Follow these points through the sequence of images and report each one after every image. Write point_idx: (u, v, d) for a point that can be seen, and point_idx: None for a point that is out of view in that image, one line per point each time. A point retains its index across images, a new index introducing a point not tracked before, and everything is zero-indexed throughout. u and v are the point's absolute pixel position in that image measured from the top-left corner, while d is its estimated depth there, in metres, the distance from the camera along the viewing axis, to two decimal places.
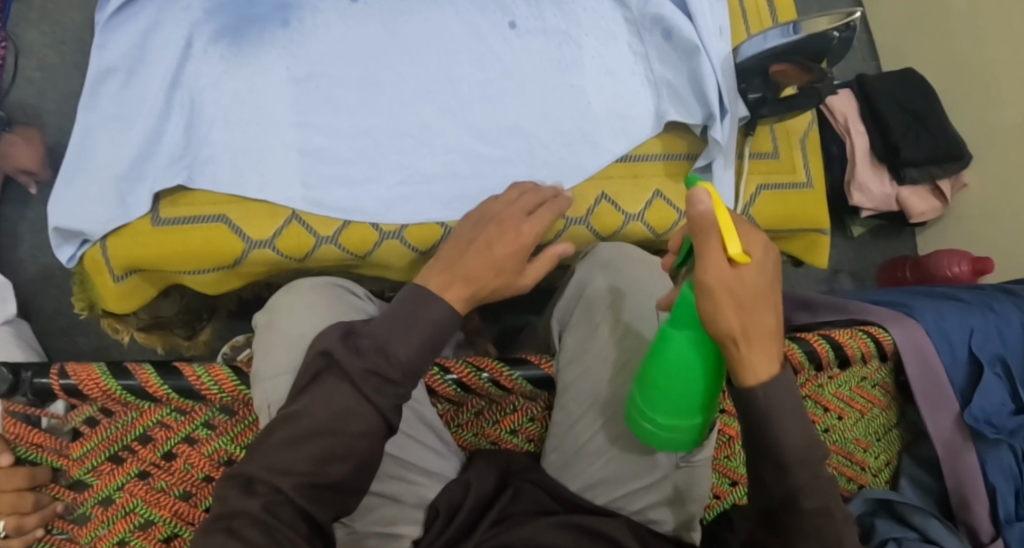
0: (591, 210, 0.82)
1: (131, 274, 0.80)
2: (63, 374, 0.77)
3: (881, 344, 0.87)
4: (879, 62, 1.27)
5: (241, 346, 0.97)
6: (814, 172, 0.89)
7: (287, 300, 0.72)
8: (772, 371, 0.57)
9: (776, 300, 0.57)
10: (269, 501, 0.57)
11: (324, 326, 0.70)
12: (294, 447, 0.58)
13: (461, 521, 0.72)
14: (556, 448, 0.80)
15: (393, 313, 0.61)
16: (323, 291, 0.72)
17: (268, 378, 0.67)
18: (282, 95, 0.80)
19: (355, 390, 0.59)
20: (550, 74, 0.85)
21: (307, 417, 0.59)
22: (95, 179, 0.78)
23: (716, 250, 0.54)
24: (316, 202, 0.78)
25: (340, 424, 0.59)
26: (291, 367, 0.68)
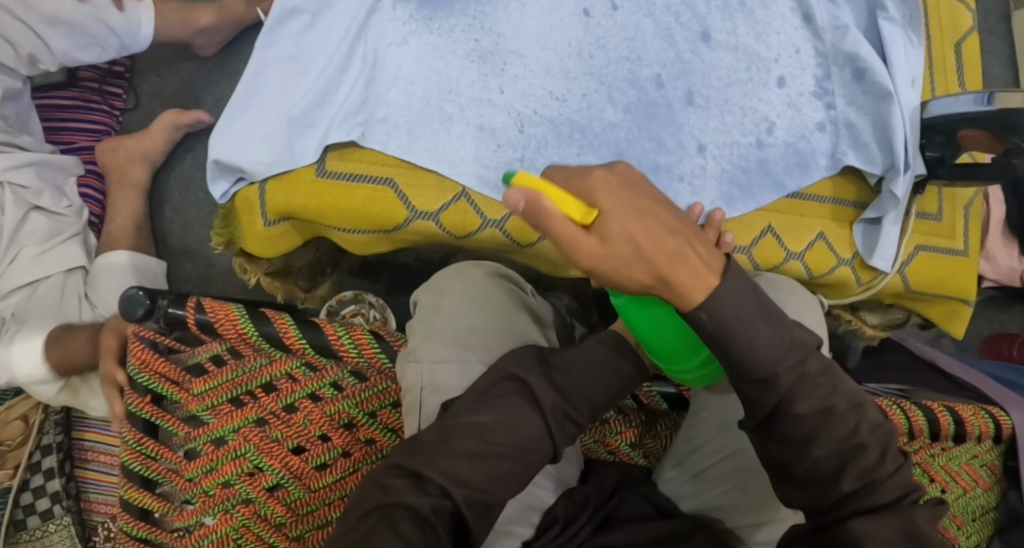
0: (756, 240, 0.80)
1: (282, 220, 0.78)
2: (200, 309, 0.76)
3: (999, 427, 0.88)
4: None
5: (347, 302, 0.94)
6: (972, 238, 0.88)
7: (454, 284, 0.74)
8: (711, 280, 0.56)
9: (658, 219, 0.57)
10: (437, 505, 0.62)
11: (490, 317, 0.72)
12: (471, 462, 0.63)
13: (578, 530, 0.72)
14: (675, 466, 0.80)
15: (588, 355, 0.70)
16: (495, 283, 0.74)
17: (429, 362, 0.69)
18: (469, 71, 0.78)
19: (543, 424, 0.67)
20: (735, 94, 0.82)
21: (486, 433, 0.65)
22: (265, 119, 0.77)
23: (567, 223, 0.56)
24: (486, 181, 0.75)
25: (522, 449, 0.65)
26: (455, 357, 0.70)
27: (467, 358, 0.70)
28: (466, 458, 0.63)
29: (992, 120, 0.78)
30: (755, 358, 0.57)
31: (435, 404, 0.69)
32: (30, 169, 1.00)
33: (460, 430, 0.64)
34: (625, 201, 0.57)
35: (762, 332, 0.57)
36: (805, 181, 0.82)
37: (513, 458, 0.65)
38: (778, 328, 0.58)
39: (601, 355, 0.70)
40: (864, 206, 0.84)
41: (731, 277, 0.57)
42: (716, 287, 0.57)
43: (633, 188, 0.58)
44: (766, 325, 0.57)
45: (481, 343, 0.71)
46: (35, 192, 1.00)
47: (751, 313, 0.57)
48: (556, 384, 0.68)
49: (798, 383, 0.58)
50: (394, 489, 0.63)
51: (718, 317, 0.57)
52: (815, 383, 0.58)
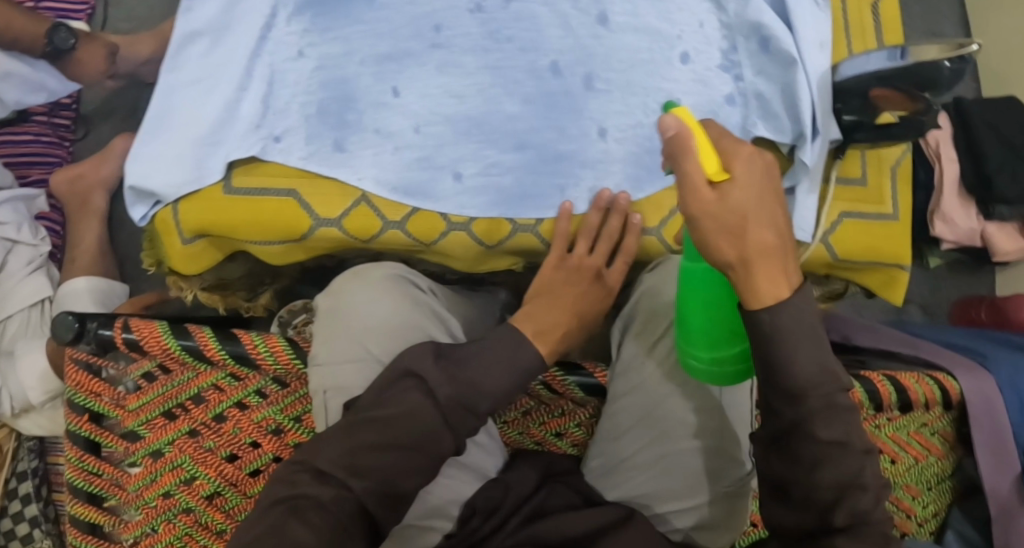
0: (665, 219, 0.80)
1: (198, 238, 0.81)
2: (126, 328, 0.80)
3: (947, 393, 0.85)
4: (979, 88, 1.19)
5: (297, 312, 0.95)
6: (903, 203, 0.85)
7: (347, 285, 0.75)
8: (783, 292, 0.55)
9: (776, 212, 0.55)
10: (338, 495, 0.63)
11: (381, 314, 0.73)
12: (372, 454, 0.64)
13: (495, 520, 0.73)
14: (600, 456, 0.78)
15: (488, 347, 0.69)
16: (387, 281, 0.75)
17: (329, 365, 0.71)
18: (364, 76, 0.79)
19: (442, 416, 0.66)
20: (638, 74, 0.81)
21: (387, 426, 0.64)
22: (173, 142, 0.79)
23: (697, 170, 0.54)
24: (385, 184, 0.77)
25: (422, 442, 0.65)
26: (353, 356, 0.71)
27: (363, 356, 0.71)
28: (366, 451, 0.64)
29: (902, 77, 0.76)
30: (793, 374, 0.56)
31: (336, 404, 0.70)
32: (7, 206, 1.03)
33: (358, 424, 0.65)
34: (760, 180, 0.55)
35: (807, 351, 0.56)
36: None
37: (413, 451, 0.65)
38: (824, 355, 0.57)
39: (500, 346, 0.69)
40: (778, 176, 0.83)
41: (805, 296, 0.56)
42: (784, 299, 0.55)
43: (772, 177, 0.56)
44: (813, 345, 0.56)
45: (376, 341, 0.72)
46: (14, 227, 1.03)
47: (803, 333, 0.56)
48: (453, 375, 0.66)
49: (826, 409, 0.57)
50: (296, 483, 0.64)
51: (778, 322, 0.55)
52: (843, 415, 0.57)
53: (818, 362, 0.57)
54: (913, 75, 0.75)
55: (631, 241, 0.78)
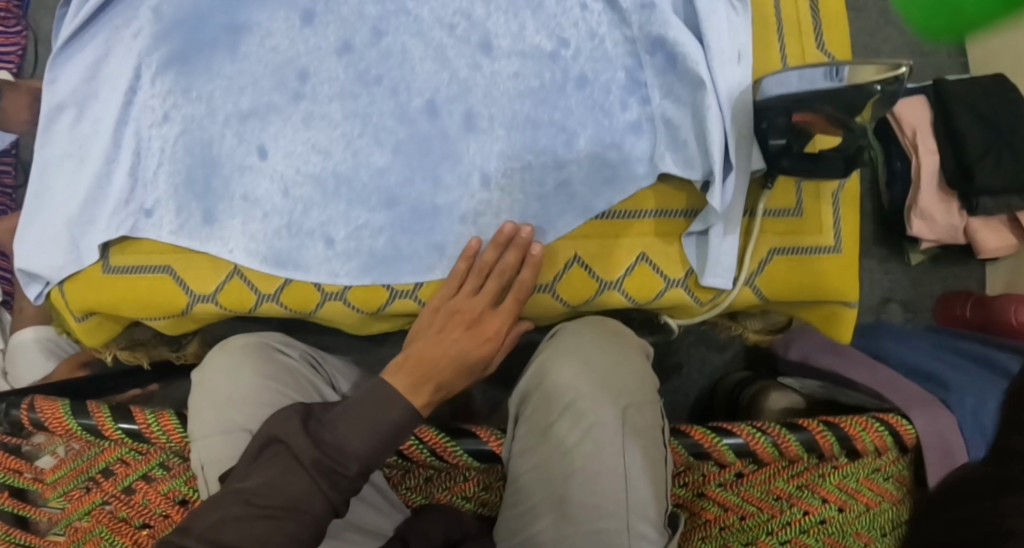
0: (560, 274, 0.72)
1: (90, 315, 0.80)
2: (31, 409, 0.79)
3: (900, 437, 0.75)
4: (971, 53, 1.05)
5: None
6: (846, 231, 0.73)
7: (216, 358, 0.74)
8: None
9: None
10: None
11: (250, 388, 0.71)
12: (242, 526, 0.60)
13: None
14: (509, 512, 0.72)
15: (358, 403, 0.63)
16: (254, 349, 0.74)
17: (198, 440, 0.68)
18: (228, 137, 0.75)
19: (312, 481, 0.61)
20: (526, 107, 0.73)
21: (253, 496, 0.60)
22: (51, 223, 0.78)
23: None
24: (255, 254, 0.73)
25: (293, 508, 0.60)
26: (220, 430, 0.69)
27: (229, 428, 0.70)
28: (233, 524, 0.59)
29: (828, 101, 0.63)
30: None
31: (214, 479, 0.69)
32: None
33: (228, 494, 0.61)
34: None
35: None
36: (615, 197, 0.71)
37: (283, 518, 0.60)
38: None
39: (372, 397, 0.63)
40: (694, 213, 0.73)
41: None
42: None
43: None
44: None
45: (242, 413, 0.70)
46: None
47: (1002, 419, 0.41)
48: (319, 439, 0.61)
49: None
50: None
51: None
52: None
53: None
54: (842, 98, 0.62)
55: (528, 277, 0.70)
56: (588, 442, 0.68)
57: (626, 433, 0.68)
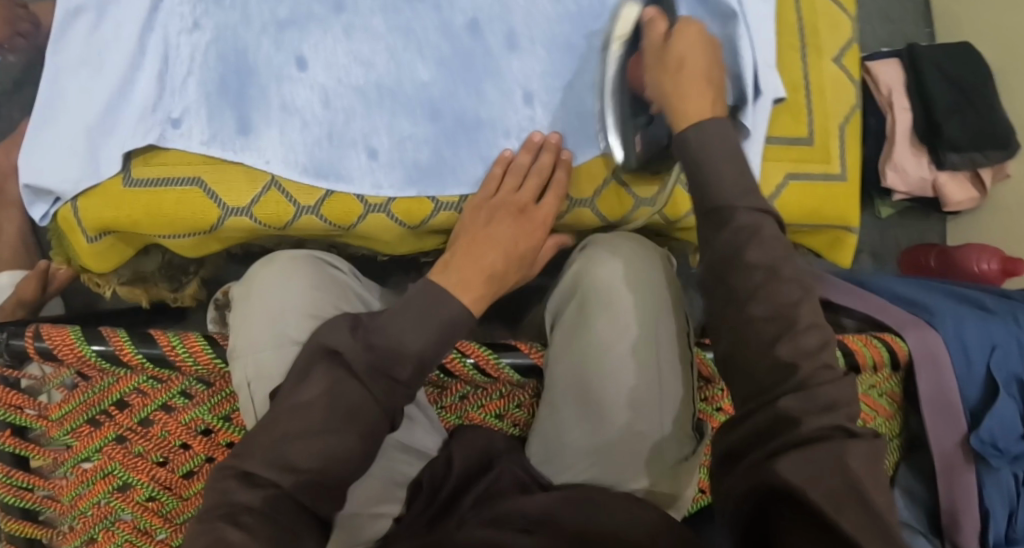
0: (598, 190, 0.77)
1: (104, 235, 0.76)
2: (38, 337, 0.75)
3: (895, 354, 0.79)
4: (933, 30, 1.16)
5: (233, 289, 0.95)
6: (850, 161, 0.79)
7: (261, 271, 0.73)
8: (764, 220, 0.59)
9: None
10: (269, 496, 0.56)
11: (293, 300, 0.70)
12: (301, 440, 0.58)
13: (441, 498, 0.69)
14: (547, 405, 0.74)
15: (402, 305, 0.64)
16: (300, 262, 0.73)
17: (245, 354, 0.68)
18: (264, 43, 0.73)
19: (364, 387, 0.60)
20: (565, 29, 0.76)
21: (304, 404, 0.59)
22: (64, 133, 0.74)
23: None
24: (294, 164, 0.73)
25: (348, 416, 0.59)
26: (269, 344, 0.68)
27: (279, 339, 0.68)
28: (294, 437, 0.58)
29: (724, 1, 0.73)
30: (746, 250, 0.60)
31: (260, 394, 0.67)
32: None
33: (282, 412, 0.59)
34: None
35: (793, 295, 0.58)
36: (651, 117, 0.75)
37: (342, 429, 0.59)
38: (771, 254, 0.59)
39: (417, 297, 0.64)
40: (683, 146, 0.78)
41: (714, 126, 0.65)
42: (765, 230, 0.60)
43: None
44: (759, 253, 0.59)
45: (294, 323, 0.69)
46: None
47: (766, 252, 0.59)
48: (369, 342, 0.61)
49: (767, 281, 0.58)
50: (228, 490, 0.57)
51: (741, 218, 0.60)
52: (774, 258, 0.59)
53: (842, 477, 0.52)
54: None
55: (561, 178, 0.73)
56: (627, 342, 0.72)
57: (661, 337, 0.73)
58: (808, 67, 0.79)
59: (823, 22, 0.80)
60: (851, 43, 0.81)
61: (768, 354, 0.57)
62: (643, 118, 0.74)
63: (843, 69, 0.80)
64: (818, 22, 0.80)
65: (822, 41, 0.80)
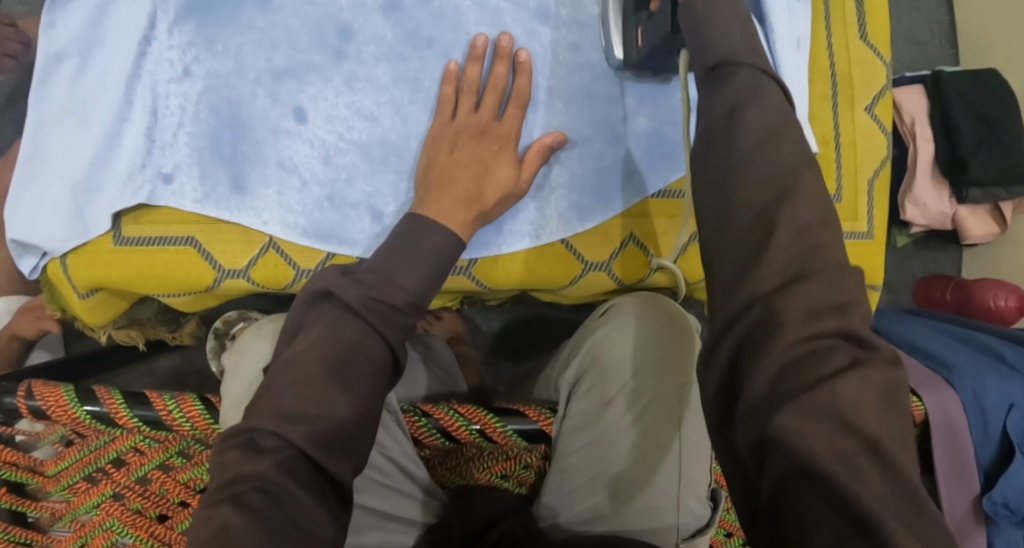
0: (615, 253, 0.72)
1: (96, 291, 0.73)
2: (30, 396, 0.72)
3: (911, 415, 0.76)
4: (958, 51, 1.12)
5: (232, 321, 0.95)
6: (878, 218, 0.75)
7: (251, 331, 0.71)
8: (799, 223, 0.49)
9: None
10: (280, 460, 0.55)
11: None
12: (291, 390, 0.57)
13: None
14: (557, 476, 0.70)
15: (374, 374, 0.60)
16: None
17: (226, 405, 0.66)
18: (263, 95, 0.69)
19: (365, 323, 0.60)
20: (582, 81, 0.71)
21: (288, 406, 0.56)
22: (51, 187, 0.69)
23: None
24: (293, 226, 0.69)
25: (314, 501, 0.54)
26: None
27: None
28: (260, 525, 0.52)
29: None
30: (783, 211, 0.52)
31: None
32: None
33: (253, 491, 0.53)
34: None
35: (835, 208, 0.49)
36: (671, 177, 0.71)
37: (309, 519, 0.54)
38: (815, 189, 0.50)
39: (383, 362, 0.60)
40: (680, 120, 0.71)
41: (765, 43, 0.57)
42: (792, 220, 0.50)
43: None
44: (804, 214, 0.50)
45: None
46: None
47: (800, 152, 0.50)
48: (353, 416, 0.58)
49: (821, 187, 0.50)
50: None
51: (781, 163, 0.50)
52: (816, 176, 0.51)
53: None
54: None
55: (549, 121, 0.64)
56: (644, 417, 0.69)
57: (686, 406, 0.69)
58: (839, 118, 0.75)
59: (859, 70, 0.76)
60: (885, 92, 0.76)
61: (759, 222, 0.49)
62: (645, 15, 0.68)
63: (874, 118, 0.76)
64: (851, 71, 0.76)
65: (856, 91, 0.76)
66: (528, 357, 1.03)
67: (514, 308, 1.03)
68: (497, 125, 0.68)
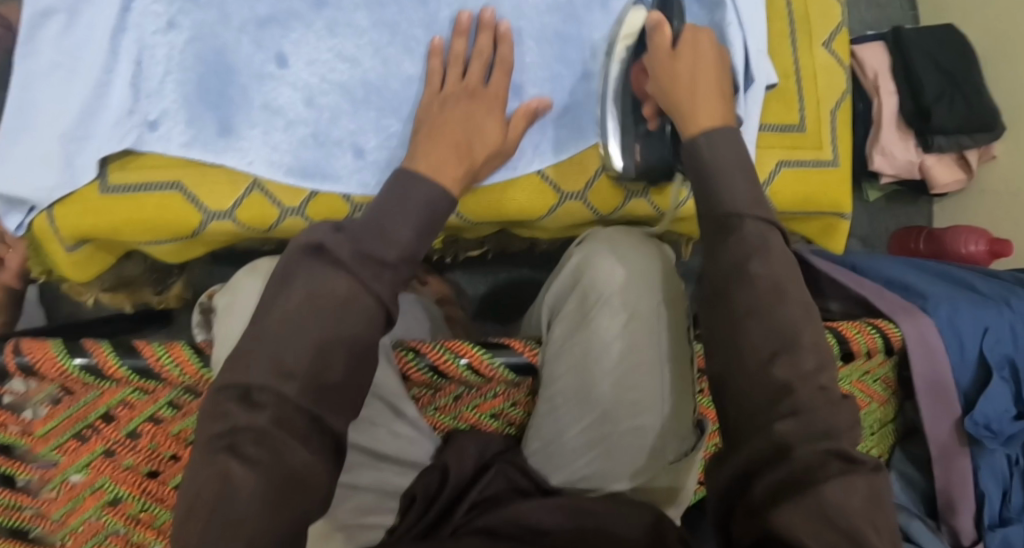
0: (589, 183, 0.75)
1: (83, 243, 0.75)
2: (16, 352, 0.70)
3: (890, 341, 0.78)
4: (917, 13, 1.18)
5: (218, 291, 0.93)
6: (842, 148, 0.78)
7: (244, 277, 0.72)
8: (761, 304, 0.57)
9: None
10: (277, 413, 0.54)
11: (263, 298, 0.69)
12: (285, 346, 0.55)
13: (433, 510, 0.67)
14: (546, 401, 0.71)
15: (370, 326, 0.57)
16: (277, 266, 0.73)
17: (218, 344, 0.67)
18: (245, 41, 0.71)
19: (350, 277, 0.57)
20: (555, 21, 0.74)
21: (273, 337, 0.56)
22: (39, 140, 0.70)
23: None
24: (279, 165, 0.71)
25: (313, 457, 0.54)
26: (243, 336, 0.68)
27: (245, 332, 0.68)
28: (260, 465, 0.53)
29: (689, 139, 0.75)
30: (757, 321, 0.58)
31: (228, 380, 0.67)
32: None
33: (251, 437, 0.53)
34: None
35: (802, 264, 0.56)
36: None
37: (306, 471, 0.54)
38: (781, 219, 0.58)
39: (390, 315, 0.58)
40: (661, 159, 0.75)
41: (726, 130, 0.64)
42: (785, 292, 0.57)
43: None
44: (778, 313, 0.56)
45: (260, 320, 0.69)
46: None
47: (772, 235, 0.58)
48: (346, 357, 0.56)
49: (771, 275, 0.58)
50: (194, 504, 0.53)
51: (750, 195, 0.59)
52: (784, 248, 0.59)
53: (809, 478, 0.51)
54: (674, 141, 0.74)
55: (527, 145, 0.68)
56: (629, 336, 0.69)
57: (666, 331, 0.70)
58: (799, 55, 0.78)
59: (813, 8, 0.80)
60: (841, 28, 0.80)
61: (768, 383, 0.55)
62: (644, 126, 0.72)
63: (832, 54, 0.80)
64: (807, 7, 0.79)
65: (813, 28, 0.79)
66: (514, 320, 1.04)
67: (502, 270, 1.05)
68: (484, 80, 0.70)
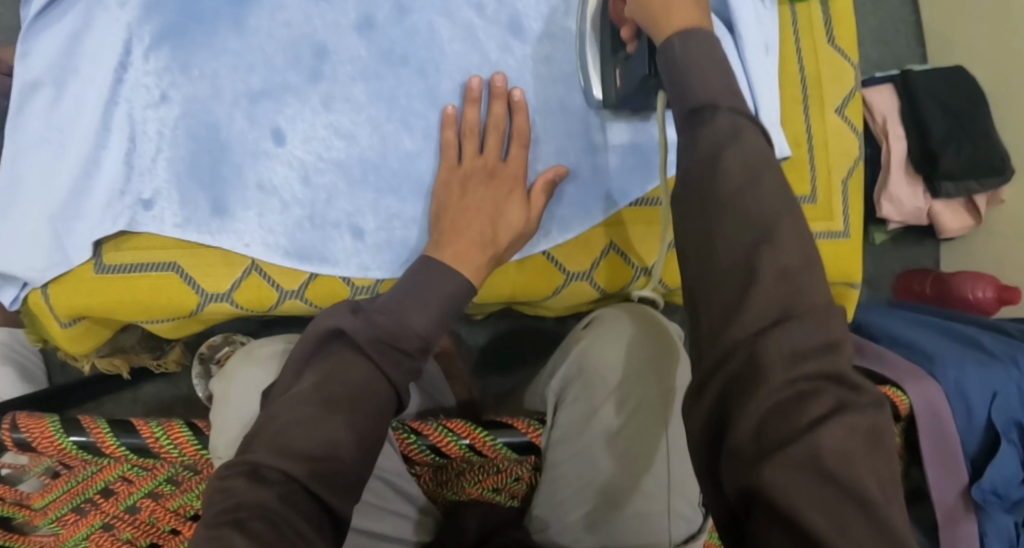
0: (596, 262, 0.74)
1: (78, 320, 0.73)
2: (14, 428, 0.69)
3: (896, 406, 0.77)
4: (924, 50, 1.16)
5: (218, 346, 0.94)
6: (853, 216, 0.77)
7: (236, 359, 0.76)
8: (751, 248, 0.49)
9: None
10: (284, 492, 0.51)
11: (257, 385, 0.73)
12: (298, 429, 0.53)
13: None
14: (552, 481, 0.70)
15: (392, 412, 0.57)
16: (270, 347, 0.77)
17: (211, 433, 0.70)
18: (238, 117, 0.69)
19: (371, 364, 0.57)
20: (557, 91, 0.72)
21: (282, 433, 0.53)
22: (24, 216, 0.68)
23: None
24: (275, 247, 0.70)
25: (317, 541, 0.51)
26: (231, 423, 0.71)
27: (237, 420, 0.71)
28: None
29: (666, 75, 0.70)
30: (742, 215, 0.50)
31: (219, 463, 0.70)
32: None
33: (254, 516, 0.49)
34: None
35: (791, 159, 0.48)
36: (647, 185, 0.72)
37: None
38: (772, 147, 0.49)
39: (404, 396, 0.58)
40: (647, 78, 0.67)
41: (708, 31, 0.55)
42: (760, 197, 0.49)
43: None
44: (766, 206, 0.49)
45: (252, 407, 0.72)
46: None
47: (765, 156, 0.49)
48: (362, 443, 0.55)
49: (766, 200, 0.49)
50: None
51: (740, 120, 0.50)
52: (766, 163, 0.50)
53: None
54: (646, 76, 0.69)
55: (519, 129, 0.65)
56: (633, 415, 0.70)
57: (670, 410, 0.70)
58: (810, 123, 0.76)
59: (826, 72, 0.77)
60: (853, 93, 0.78)
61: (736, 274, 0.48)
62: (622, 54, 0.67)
63: (845, 120, 0.77)
64: (818, 72, 0.77)
65: (825, 92, 0.77)
66: (515, 369, 1.03)
67: (503, 321, 1.04)
68: (504, 165, 0.69)
